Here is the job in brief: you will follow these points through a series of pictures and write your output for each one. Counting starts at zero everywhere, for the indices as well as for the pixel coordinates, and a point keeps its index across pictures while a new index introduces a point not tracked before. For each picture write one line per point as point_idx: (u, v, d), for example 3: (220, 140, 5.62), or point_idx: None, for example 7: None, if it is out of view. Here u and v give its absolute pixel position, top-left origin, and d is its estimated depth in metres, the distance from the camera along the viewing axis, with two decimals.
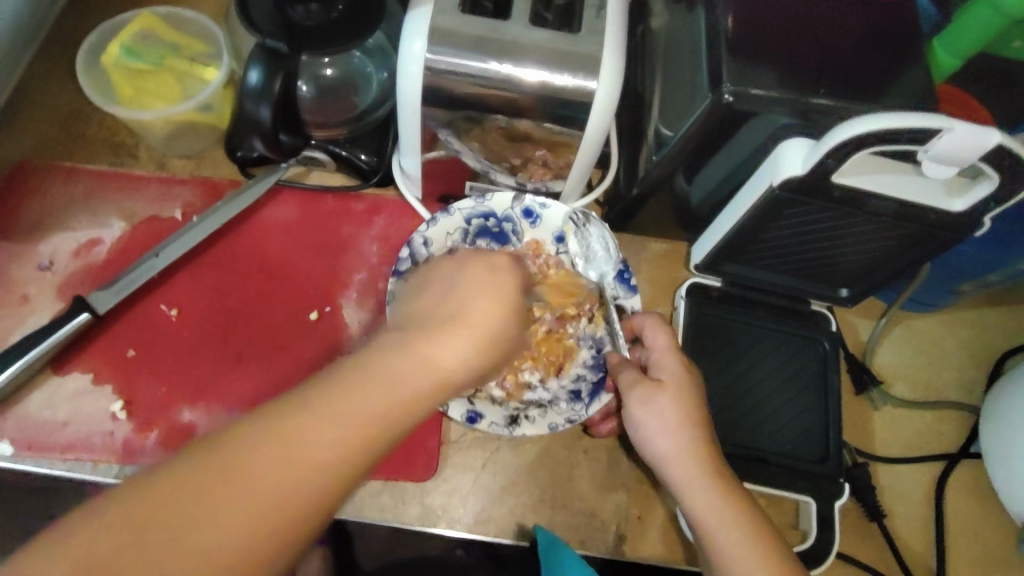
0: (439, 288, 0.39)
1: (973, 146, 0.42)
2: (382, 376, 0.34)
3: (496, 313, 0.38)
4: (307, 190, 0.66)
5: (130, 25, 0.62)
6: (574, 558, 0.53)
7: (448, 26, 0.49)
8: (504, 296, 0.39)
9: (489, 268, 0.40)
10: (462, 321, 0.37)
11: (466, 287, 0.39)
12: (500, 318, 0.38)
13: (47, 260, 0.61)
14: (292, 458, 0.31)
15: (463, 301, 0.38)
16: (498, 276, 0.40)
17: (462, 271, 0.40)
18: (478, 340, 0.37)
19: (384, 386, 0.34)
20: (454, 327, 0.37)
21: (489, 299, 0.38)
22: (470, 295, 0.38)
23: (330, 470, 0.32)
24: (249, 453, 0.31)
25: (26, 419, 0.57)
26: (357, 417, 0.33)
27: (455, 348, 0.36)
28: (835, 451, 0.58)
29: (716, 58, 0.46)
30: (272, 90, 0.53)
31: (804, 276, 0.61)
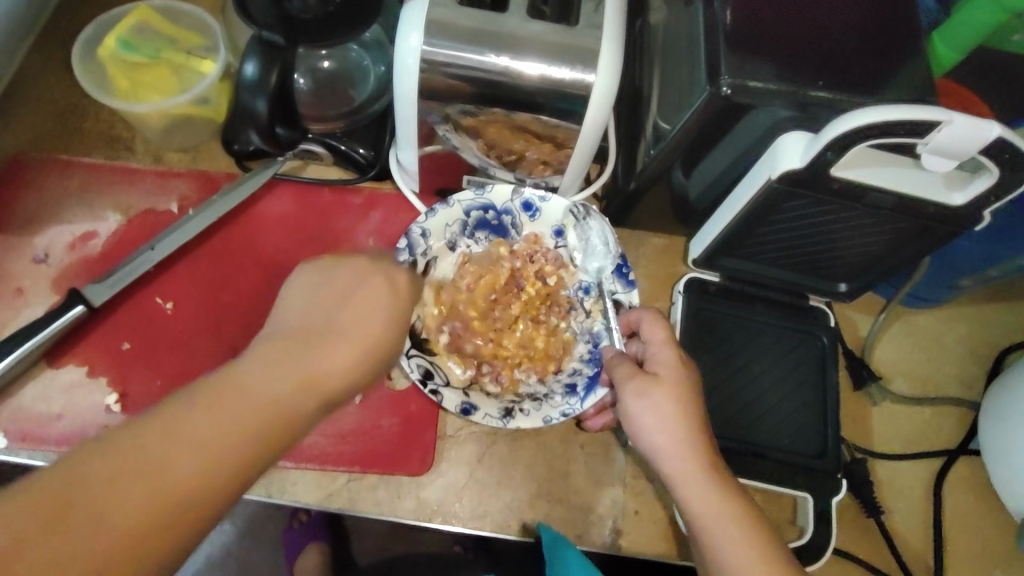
0: (332, 293, 0.42)
1: (973, 138, 0.42)
2: (264, 382, 0.36)
3: (382, 321, 0.41)
4: (303, 184, 0.66)
5: (127, 17, 0.62)
6: (577, 557, 0.53)
7: (445, 18, 0.49)
8: (392, 311, 0.42)
9: (388, 289, 0.43)
10: (349, 330, 0.40)
11: (359, 297, 0.42)
12: (383, 323, 0.41)
13: (42, 252, 0.61)
14: (177, 458, 0.33)
15: (349, 311, 0.41)
16: (396, 291, 0.43)
17: (368, 280, 0.43)
18: (364, 348, 0.40)
19: (268, 388, 0.36)
20: (340, 335, 0.40)
21: (376, 309, 0.42)
22: (357, 308, 0.41)
23: (222, 467, 0.34)
24: (129, 453, 0.32)
25: (21, 412, 0.57)
26: (241, 416, 0.35)
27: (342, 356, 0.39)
28: (834, 446, 0.57)
29: (713, 51, 0.46)
30: (268, 83, 0.52)
31: (801, 270, 0.61)
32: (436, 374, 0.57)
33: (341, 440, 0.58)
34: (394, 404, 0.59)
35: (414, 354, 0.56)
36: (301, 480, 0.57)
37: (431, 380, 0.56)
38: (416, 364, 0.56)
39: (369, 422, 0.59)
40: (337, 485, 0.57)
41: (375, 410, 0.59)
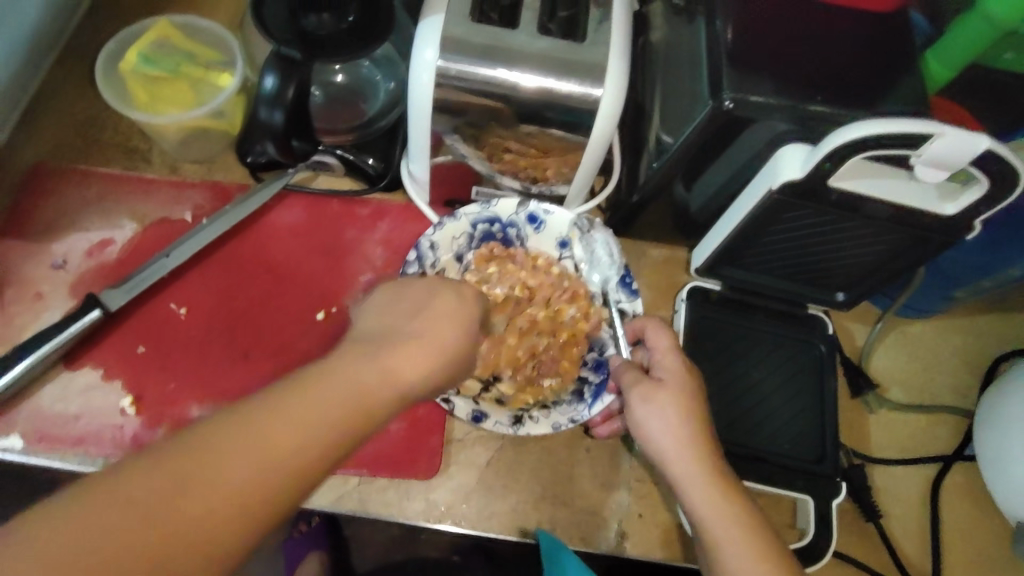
0: (409, 303, 0.43)
1: (963, 151, 0.44)
2: (346, 383, 0.37)
3: (453, 334, 0.42)
4: (313, 194, 0.68)
5: (149, 33, 0.64)
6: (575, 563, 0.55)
7: (458, 34, 0.51)
8: (465, 317, 0.44)
9: (457, 300, 0.44)
10: (427, 336, 0.41)
11: (434, 309, 0.43)
12: (450, 344, 0.42)
13: (61, 258, 0.63)
14: (278, 443, 0.34)
15: (426, 321, 0.42)
16: (462, 306, 0.44)
17: (437, 295, 0.44)
18: (437, 362, 0.41)
19: (357, 393, 0.37)
20: (418, 344, 0.40)
21: (446, 322, 0.42)
22: (437, 317, 0.42)
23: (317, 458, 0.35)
24: (224, 444, 0.33)
25: (38, 413, 0.58)
26: (325, 411, 0.36)
27: (418, 362, 0.40)
28: (833, 451, 0.59)
29: (717, 68, 0.48)
30: (285, 97, 0.54)
31: (801, 280, 0.62)
32: (446, 383, 0.58)
33: None
34: (402, 409, 0.61)
35: None
36: (313, 482, 0.58)
37: (442, 390, 0.57)
38: None
39: None
40: (347, 487, 0.58)
41: None
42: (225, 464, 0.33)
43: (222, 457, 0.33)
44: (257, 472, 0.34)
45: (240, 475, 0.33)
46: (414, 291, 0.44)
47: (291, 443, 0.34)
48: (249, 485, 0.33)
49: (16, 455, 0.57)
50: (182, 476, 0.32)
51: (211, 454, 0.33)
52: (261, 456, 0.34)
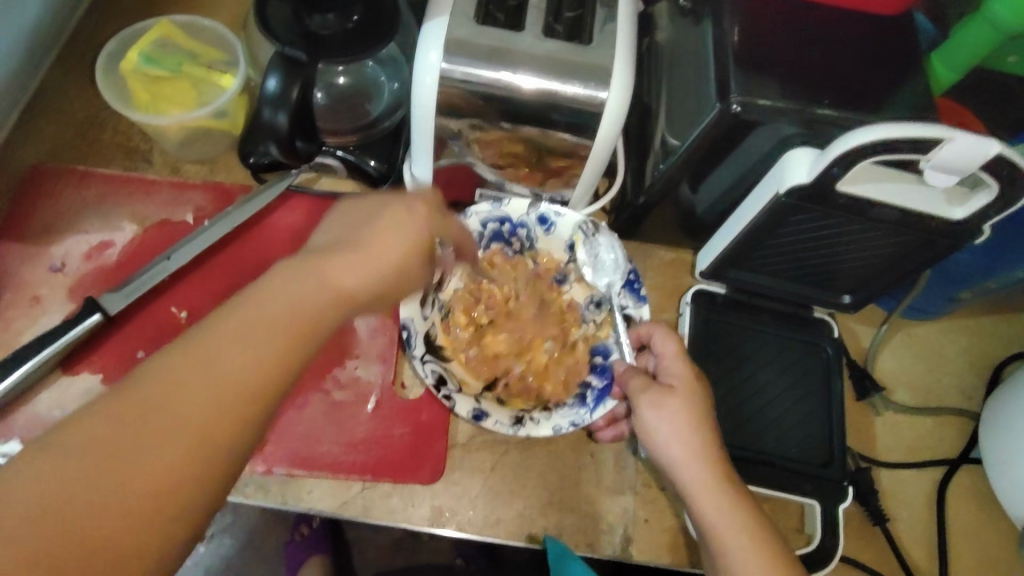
0: (355, 219, 0.44)
1: (974, 155, 0.43)
2: (287, 292, 0.38)
3: (397, 244, 0.43)
4: (316, 196, 0.67)
5: (149, 33, 0.64)
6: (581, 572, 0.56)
7: (463, 37, 0.51)
8: (409, 236, 0.43)
9: (405, 214, 0.44)
10: (366, 245, 0.42)
11: (378, 224, 0.43)
12: (395, 252, 0.42)
13: (59, 261, 0.62)
14: (235, 360, 0.35)
15: (369, 233, 0.43)
16: (412, 219, 0.44)
17: (386, 209, 0.44)
18: (376, 266, 0.42)
19: (301, 299, 0.38)
20: (359, 253, 0.41)
21: (390, 233, 0.43)
22: (378, 229, 0.43)
23: (271, 368, 0.36)
24: (170, 375, 0.34)
25: (36, 419, 0.57)
26: (271, 320, 0.37)
27: (360, 270, 0.41)
28: (840, 456, 0.58)
29: (724, 70, 0.48)
30: (290, 97, 0.54)
31: (806, 282, 0.62)
32: (448, 380, 0.57)
33: (354, 449, 0.58)
34: (407, 414, 0.60)
35: (428, 359, 0.57)
36: (316, 487, 0.57)
37: (444, 387, 0.56)
38: (430, 368, 0.57)
39: (382, 431, 0.59)
40: (351, 493, 0.57)
41: (388, 419, 0.60)
42: (177, 398, 0.34)
43: (178, 379, 0.34)
44: (218, 389, 0.34)
45: (193, 405, 0.34)
46: (356, 210, 0.44)
47: (234, 364, 0.35)
48: (203, 411, 0.34)
49: (15, 462, 0.56)
50: (140, 404, 0.33)
51: (173, 380, 0.34)
52: (207, 381, 0.34)
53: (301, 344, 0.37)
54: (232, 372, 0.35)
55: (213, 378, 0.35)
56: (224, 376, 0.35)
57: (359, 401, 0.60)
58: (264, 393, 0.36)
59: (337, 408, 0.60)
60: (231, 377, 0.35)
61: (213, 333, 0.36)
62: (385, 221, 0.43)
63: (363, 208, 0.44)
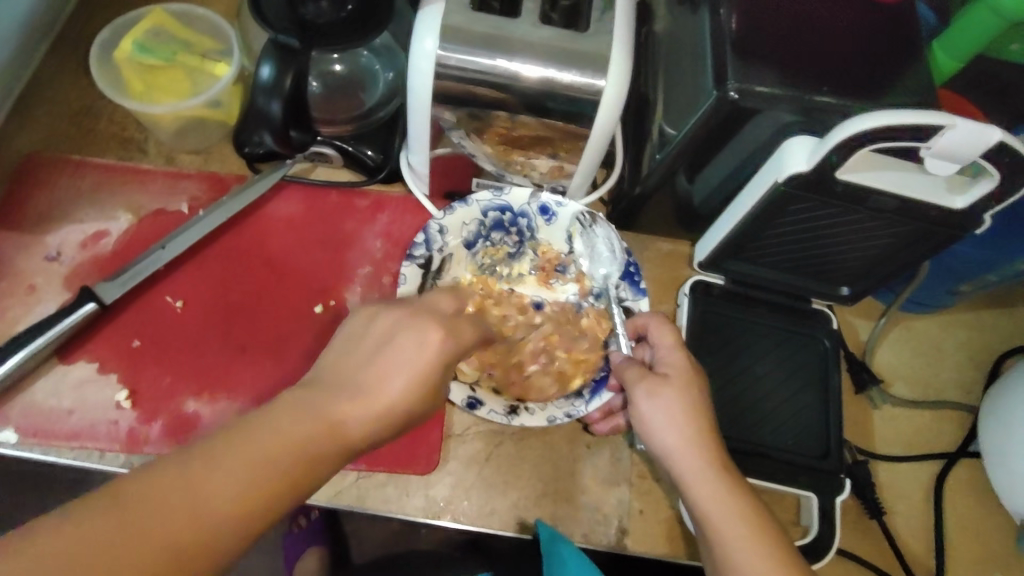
0: (371, 344, 0.41)
1: (976, 142, 0.43)
2: (318, 405, 0.38)
3: (424, 359, 0.41)
4: (312, 185, 0.67)
5: (143, 21, 0.63)
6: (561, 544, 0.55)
7: (458, 24, 0.50)
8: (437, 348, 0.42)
9: (427, 330, 0.42)
10: (398, 367, 0.41)
11: (406, 336, 0.42)
12: (425, 367, 0.41)
13: (55, 251, 0.62)
14: (240, 469, 0.35)
15: (400, 348, 0.41)
16: (423, 349, 0.41)
17: (399, 335, 0.42)
18: (387, 410, 0.40)
19: (327, 412, 0.38)
20: (393, 375, 0.40)
21: (405, 370, 0.40)
22: (409, 348, 0.41)
23: (260, 497, 0.35)
24: (158, 489, 0.34)
25: (32, 407, 0.57)
26: (296, 437, 0.36)
27: (366, 412, 0.39)
28: (837, 448, 0.58)
29: (722, 58, 0.47)
30: (283, 86, 0.53)
31: (805, 274, 0.62)
32: None
33: None
34: None
35: None
36: None
37: None
38: None
39: None
40: (345, 483, 0.57)
41: None
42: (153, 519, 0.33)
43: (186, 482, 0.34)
44: (221, 502, 0.34)
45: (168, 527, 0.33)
46: (374, 332, 0.42)
47: (246, 472, 0.35)
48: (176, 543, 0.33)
49: (10, 450, 0.56)
50: (138, 504, 0.33)
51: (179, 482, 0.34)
52: (211, 488, 0.34)
53: (296, 475, 0.36)
54: (238, 480, 0.35)
55: (216, 485, 0.34)
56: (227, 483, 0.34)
57: None
58: (269, 505, 0.35)
59: None
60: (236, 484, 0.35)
61: (232, 436, 0.36)
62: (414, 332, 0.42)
63: (374, 331, 0.42)
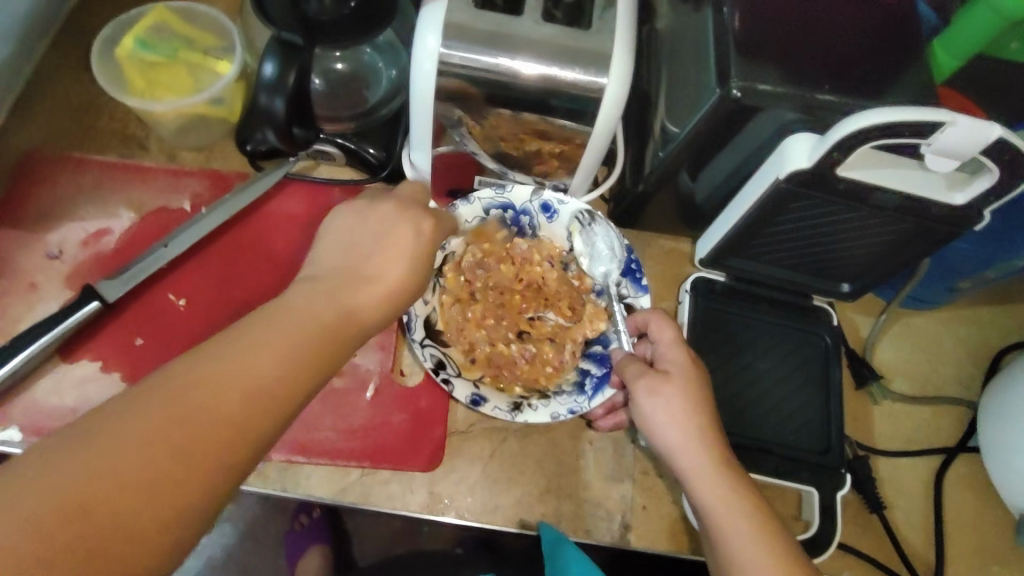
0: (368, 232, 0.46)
1: (975, 140, 0.43)
2: (305, 307, 0.41)
3: (401, 256, 0.45)
4: (314, 183, 0.67)
5: (144, 18, 0.63)
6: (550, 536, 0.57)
7: (463, 21, 0.50)
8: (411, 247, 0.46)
9: (414, 232, 0.46)
10: (385, 259, 0.45)
11: (383, 226, 0.46)
12: (406, 264, 0.45)
13: (56, 249, 0.62)
14: (244, 375, 0.37)
15: (379, 244, 0.45)
16: (415, 234, 0.46)
17: (388, 234, 0.46)
18: (389, 287, 0.44)
19: (312, 313, 0.41)
20: (375, 277, 0.44)
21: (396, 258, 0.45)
22: (383, 238, 0.46)
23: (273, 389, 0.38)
24: (183, 386, 0.35)
25: (35, 406, 0.57)
26: (291, 331, 0.39)
27: (370, 291, 0.43)
28: (838, 444, 0.58)
29: (725, 55, 0.47)
30: (286, 84, 0.53)
31: (806, 270, 0.62)
32: (449, 364, 0.57)
33: (353, 436, 0.58)
34: (405, 401, 0.60)
35: (428, 345, 0.58)
36: (315, 474, 0.57)
37: (443, 370, 0.57)
38: (430, 353, 0.57)
39: (380, 418, 0.59)
40: (350, 480, 0.57)
41: (387, 407, 0.60)
42: (201, 402, 0.35)
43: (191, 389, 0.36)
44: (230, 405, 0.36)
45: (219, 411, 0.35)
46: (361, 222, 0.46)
47: (247, 377, 0.37)
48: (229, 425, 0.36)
49: (12, 448, 0.56)
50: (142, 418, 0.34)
51: (177, 392, 0.35)
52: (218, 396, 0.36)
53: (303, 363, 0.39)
54: (235, 384, 0.37)
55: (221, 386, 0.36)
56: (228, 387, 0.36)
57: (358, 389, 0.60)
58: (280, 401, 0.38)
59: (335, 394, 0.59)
60: (235, 386, 0.36)
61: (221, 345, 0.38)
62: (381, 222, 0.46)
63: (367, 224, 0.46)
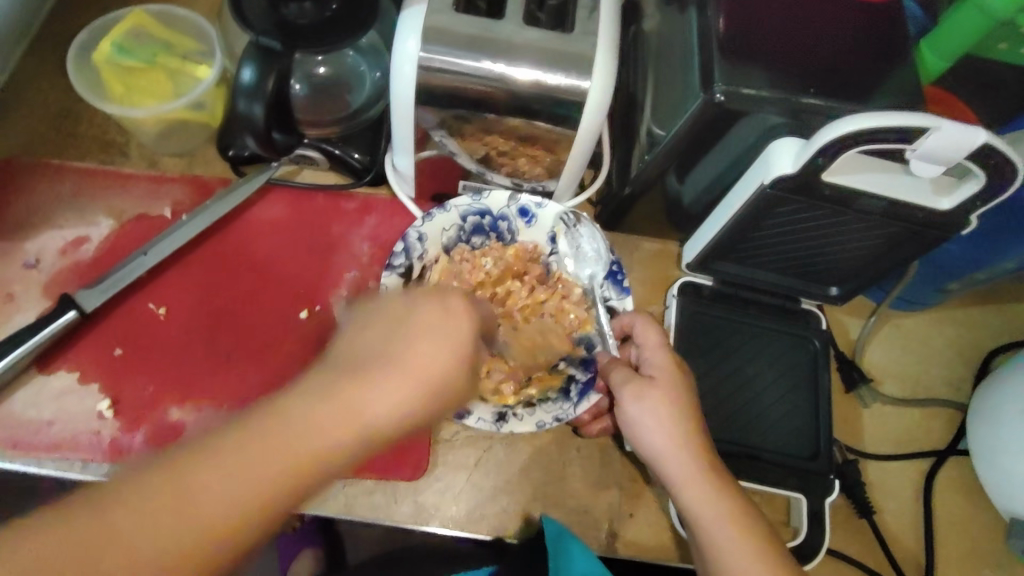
0: (385, 330, 0.38)
1: (961, 145, 0.43)
2: (321, 411, 0.34)
3: (438, 356, 0.37)
4: (297, 188, 0.66)
5: (122, 22, 0.62)
6: (556, 530, 0.54)
7: (443, 25, 0.49)
8: (453, 340, 0.38)
9: (443, 314, 0.39)
10: (407, 367, 0.37)
11: (414, 330, 0.38)
12: (444, 360, 0.37)
13: (33, 257, 0.61)
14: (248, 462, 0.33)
15: (405, 345, 0.37)
16: (450, 320, 0.39)
17: (421, 312, 0.39)
18: (422, 381, 0.37)
19: (327, 418, 0.34)
20: (399, 373, 0.36)
21: (433, 347, 0.38)
22: (415, 339, 0.38)
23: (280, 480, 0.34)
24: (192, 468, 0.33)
25: (12, 418, 0.56)
26: (306, 428, 0.34)
27: (393, 397, 0.36)
28: (827, 449, 0.58)
29: (709, 59, 0.47)
30: (266, 89, 0.52)
31: (793, 274, 0.62)
32: None
33: None
34: None
35: None
36: None
37: None
38: None
39: None
40: (333, 490, 0.57)
41: None
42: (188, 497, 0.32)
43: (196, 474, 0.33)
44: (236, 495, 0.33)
45: (209, 504, 0.33)
46: (389, 311, 0.39)
47: (258, 465, 0.33)
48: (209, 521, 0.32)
49: None
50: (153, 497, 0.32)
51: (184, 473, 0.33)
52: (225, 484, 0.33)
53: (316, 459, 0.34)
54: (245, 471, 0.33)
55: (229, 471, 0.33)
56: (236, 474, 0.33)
57: None
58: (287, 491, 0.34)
59: None
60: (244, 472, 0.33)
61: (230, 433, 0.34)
62: (427, 331, 0.38)
63: (389, 309, 0.39)
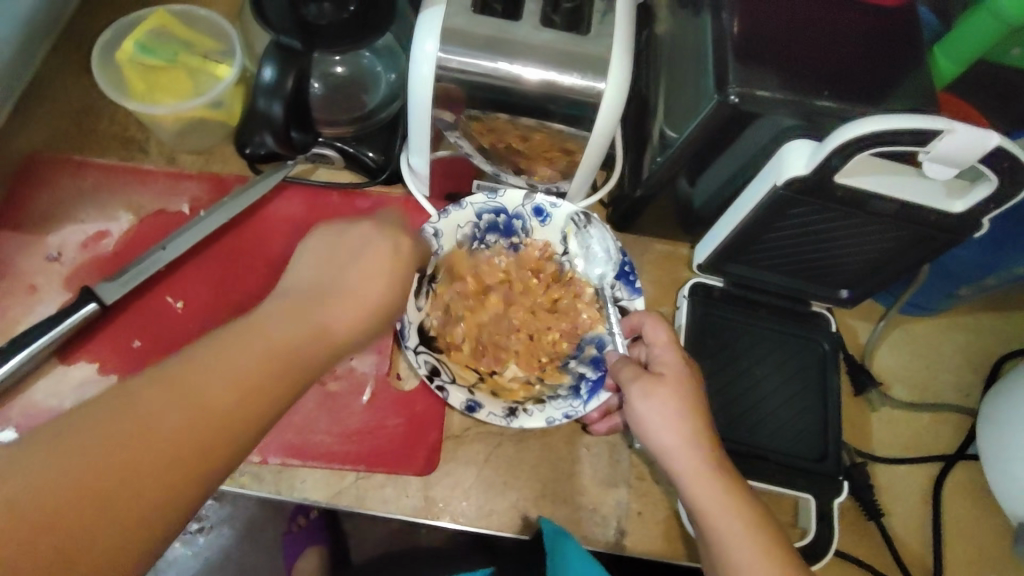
0: (322, 267, 0.44)
1: (973, 147, 0.43)
2: (261, 333, 0.39)
3: (363, 285, 0.43)
4: (313, 186, 0.67)
5: (144, 22, 0.63)
6: (552, 529, 0.55)
7: (460, 27, 0.50)
8: (382, 275, 0.44)
9: (380, 257, 0.45)
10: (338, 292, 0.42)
11: (350, 268, 0.44)
12: (373, 291, 0.43)
13: (55, 251, 0.62)
14: (206, 384, 0.36)
15: (336, 277, 0.43)
16: (382, 264, 0.44)
17: (353, 253, 0.44)
18: (347, 305, 0.42)
19: (269, 335, 0.39)
20: (331, 297, 0.42)
21: (364, 280, 0.43)
22: (347, 271, 0.43)
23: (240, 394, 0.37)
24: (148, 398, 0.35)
25: (31, 408, 0.57)
26: (258, 348, 0.38)
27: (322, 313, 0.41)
28: (835, 450, 0.58)
29: (722, 61, 0.47)
30: (285, 88, 0.53)
31: (804, 277, 0.62)
32: (442, 371, 0.57)
33: (348, 439, 0.58)
34: (401, 405, 0.60)
35: (422, 350, 0.57)
36: (310, 477, 0.57)
37: (438, 377, 0.56)
38: (424, 359, 0.56)
39: (375, 423, 0.59)
40: (345, 483, 0.57)
41: (382, 411, 0.60)
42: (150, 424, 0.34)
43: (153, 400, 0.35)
44: (193, 412, 0.35)
45: (171, 427, 0.34)
46: (327, 253, 0.45)
47: (213, 383, 0.36)
48: (171, 446, 0.34)
49: None
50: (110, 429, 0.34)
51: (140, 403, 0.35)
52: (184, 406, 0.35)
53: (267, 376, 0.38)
54: (204, 394, 0.36)
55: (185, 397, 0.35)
56: (194, 399, 0.35)
57: (353, 392, 0.60)
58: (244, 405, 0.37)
59: (330, 398, 0.60)
60: (202, 397, 0.36)
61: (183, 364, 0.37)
62: (359, 260, 0.44)
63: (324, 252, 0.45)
